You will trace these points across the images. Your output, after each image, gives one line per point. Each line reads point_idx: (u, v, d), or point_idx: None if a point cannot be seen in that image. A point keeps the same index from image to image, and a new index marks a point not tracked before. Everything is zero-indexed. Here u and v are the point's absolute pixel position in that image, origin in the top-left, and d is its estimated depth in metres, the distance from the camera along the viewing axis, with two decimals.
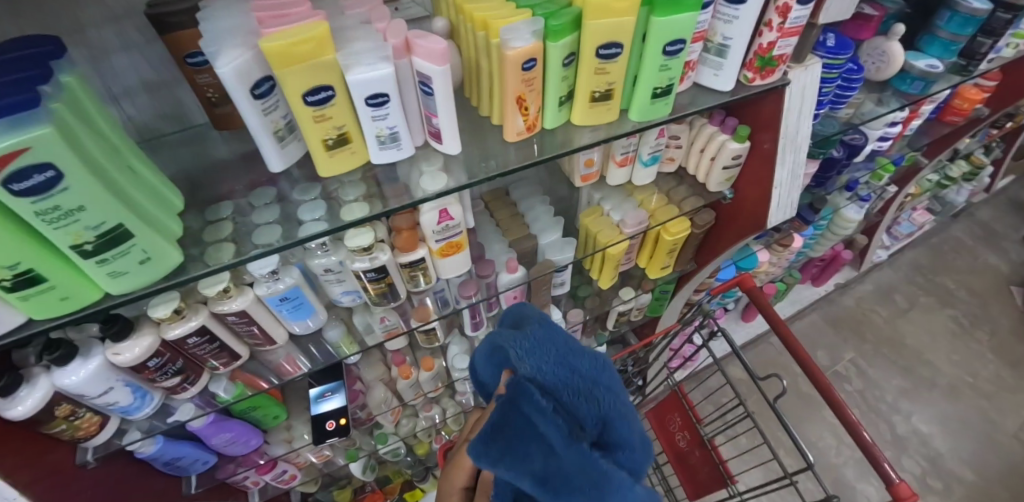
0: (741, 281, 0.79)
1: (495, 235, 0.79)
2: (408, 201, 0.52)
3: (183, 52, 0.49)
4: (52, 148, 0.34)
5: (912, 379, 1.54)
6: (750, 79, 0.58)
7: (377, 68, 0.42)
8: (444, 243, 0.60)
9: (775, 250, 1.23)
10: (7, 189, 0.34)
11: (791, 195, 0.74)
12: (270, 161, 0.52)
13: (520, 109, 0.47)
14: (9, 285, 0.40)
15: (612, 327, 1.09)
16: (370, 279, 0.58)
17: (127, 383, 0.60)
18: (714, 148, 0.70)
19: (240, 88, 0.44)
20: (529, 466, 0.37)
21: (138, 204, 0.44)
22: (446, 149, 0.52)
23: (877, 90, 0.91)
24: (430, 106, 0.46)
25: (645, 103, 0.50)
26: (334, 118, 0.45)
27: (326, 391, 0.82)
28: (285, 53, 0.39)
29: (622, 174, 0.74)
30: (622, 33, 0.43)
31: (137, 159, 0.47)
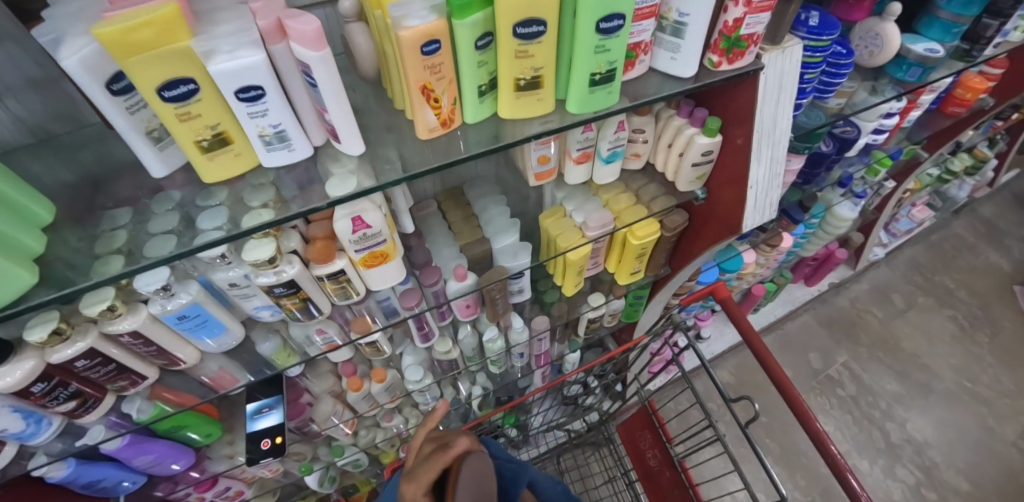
0: (715, 291, 0.71)
1: (445, 239, 0.73)
2: (310, 207, 0.45)
3: None
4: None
5: (907, 384, 1.47)
6: (715, 63, 0.51)
7: (242, 56, 0.35)
8: (366, 253, 0.53)
9: (762, 250, 1.16)
10: None
11: (770, 196, 0.66)
12: (148, 165, 0.45)
13: (429, 101, 0.40)
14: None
15: (584, 333, 1.02)
16: (280, 294, 0.52)
17: (15, 409, 0.53)
18: (682, 143, 0.63)
19: (92, 84, 0.37)
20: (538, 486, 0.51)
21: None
22: (348, 149, 0.45)
23: (870, 77, 0.82)
24: (318, 100, 0.40)
25: (583, 92, 0.43)
26: (204, 116, 0.39)
27: (263, 407, 0.75)
28: (122, 40, 0.32)
29: (581, 172, 0.66)
30: (543, 7, 0.36)
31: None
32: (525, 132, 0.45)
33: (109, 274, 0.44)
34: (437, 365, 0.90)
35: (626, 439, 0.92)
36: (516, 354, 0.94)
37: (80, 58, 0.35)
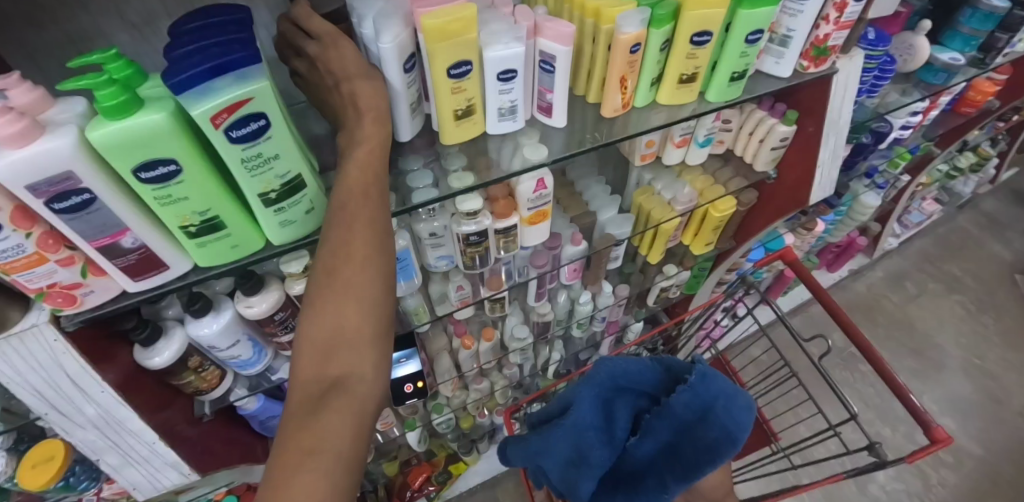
0: (783, 255, 0.87)
1: (558, 212, 0.87)
2: (512, 171, 0.58)
3: None
4: (263, 101, 0.40)
5: (922, 360, 1.62)
6: (805, 67, 0.66)
7: (512, 47, 0.48)
8: (534, 212, 0.66)
9: (799, 234, 1.30)
10: (229, 135, 0.40)
11: (831, 173, 0.81)
12: (399, 131, 0.56)
13: (620, 88, 0.54)
14: (195, 230, 0.47)
15: (650, 304, 1.16)
16: (470, 242, 0.64)
17: (249, 338, 0.66)
18: (764, 131, 0.78)
19: (389, 62, 0.49)
20: (675, 408, 0.58)
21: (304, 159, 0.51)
22: (552, 123, 0.58)
23: (902, 80, 0.97)
24: (547, 83, 0.52)
25: (723, 85, 0.57)
26: (467, 90, 0.51)
27: (402, 357, 0.86)
28: (439, 30, 0.45)
29: (678, 155, 0.81)
30: (713, 23, 0.51)
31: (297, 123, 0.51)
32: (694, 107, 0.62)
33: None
34: (532, 327, 1.03)
35: None
36: (598, 319, 1.08)
37: (395, 43, 0.46)
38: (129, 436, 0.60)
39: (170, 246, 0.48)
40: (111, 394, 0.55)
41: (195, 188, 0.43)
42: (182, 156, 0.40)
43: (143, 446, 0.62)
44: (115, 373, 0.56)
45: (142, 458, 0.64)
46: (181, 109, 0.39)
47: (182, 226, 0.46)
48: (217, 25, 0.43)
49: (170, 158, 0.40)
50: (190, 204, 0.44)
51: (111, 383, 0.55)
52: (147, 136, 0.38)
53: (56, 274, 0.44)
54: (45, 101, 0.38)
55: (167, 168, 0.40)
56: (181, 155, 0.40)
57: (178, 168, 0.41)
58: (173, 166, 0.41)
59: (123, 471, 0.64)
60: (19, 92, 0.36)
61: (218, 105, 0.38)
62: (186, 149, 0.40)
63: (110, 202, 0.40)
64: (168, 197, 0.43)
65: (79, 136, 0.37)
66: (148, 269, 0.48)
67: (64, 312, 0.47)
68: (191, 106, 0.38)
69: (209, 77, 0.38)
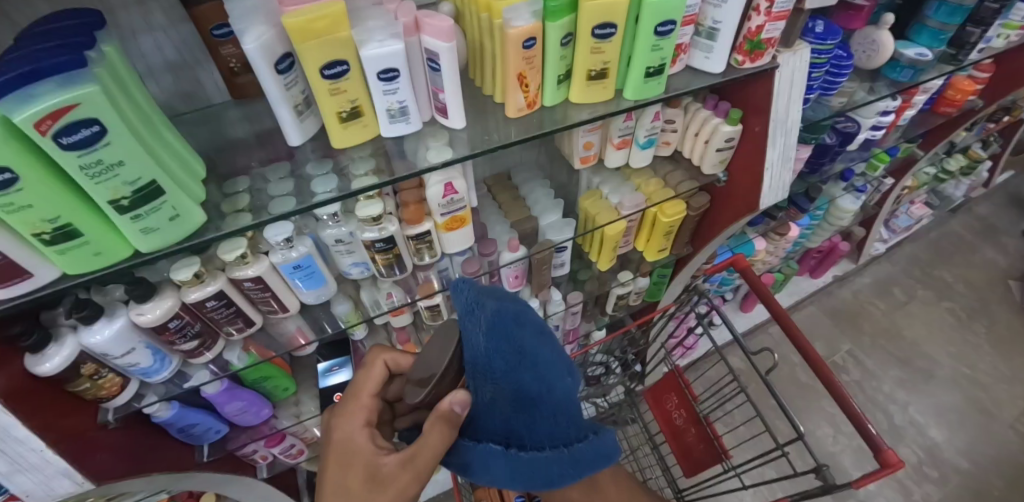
0: (735, 262, 0.81)
1: (497, 217, 0.82)
2: (414, 171, 0.54)
3: (207, 26, 0.54)
4: (95, 105, 0.37)
5: (909, 369, 1.56)
6: (740, 62, 0.61)
7: (389, 44, 0.44)
8: (449, 217, 0.62)
9: (772, 239, 1.25)
10: (59, 142, 0.37)
11: (783, 177, 0.76)
12: (288, 134, 0.53)
13: (521, 86, 0.50)
14: (49, 238, 0.43)
15: (610, 311, 1.12)
16: (378, 249, 0.61)
17: (148, 345, 0.63)
18: (708, 131, 0.74)
19: (265, 65, 0.46)
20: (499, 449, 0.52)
21: (167, 162, 0.48)
22: (452, 124, 0.54)
23: (869, 78, 0.92)
24: (437, 82, 0.48)
25: (639, 82, 0.53)
26: (348, 91, 0.47)
27: (334, 365, 0.85)
28: (304, 29, 0.41)
29: (620, 157, 0.77)
30: (617, 14, 0.46)
31: (160, 122, 0.49)
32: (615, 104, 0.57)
33: (239, 227, 0.53)
34: None
35: (653, 402, 0.98)
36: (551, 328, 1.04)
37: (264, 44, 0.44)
38: (16, 444, 0.54)
39: (24, 257, 0.44)
40: None
41: (36, 197, 0.40)
42: (13, 164, 0.37)
43: (32, 455, 0.55)
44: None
45: (34, 466, 0.57)
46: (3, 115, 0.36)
47: (34, 234, 0.42)
48: (56, 31, 0.41)
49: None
50: (36, 213, 0.40)
51: None
52: None
53: None
54: None
55: None
56: (11, 163, 0.37)
57: (14, 177, 0.38)
58: (6, 175, 0.37)
59: (12, 479, 0.57)
60: None
61: (38, 112, 0.35)
62: (16, 156, 0.37)
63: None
64: (9, 207, 0.39)
65: None
66: (8, 278, 0.44)
67: None
68: (8, 112, 0.35)
69: (26, 82, 0.35)
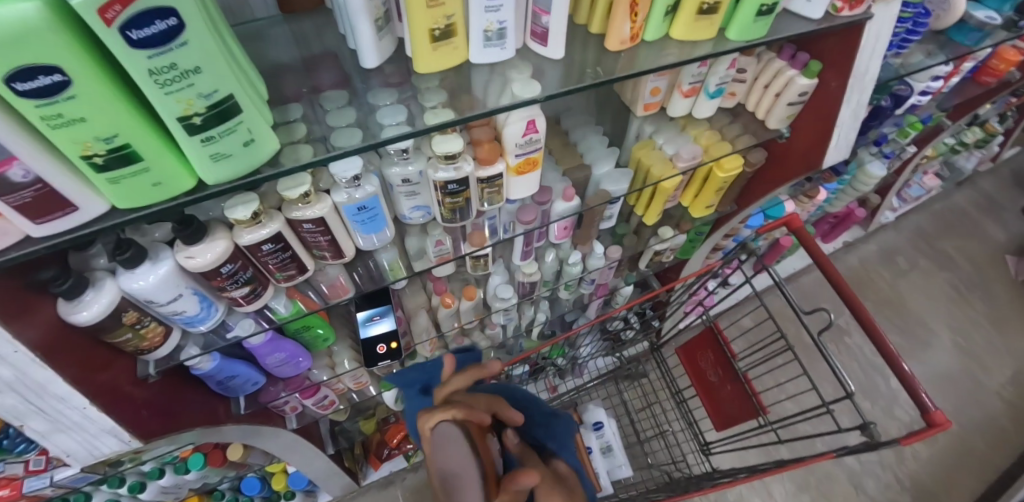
0: (790, 221, 0.82)
1: (550, 164, 0.79)
2: (495, 106, 0.50)
3: None
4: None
5: (907, 336, 1.62)
6: (837, 10, 0.58)
7: None
8: (523, 159, 0.59)
9: (801, 202, 1.24)
10: (128, 36, 0.30)
11: (850, 136, 0.75)
12: (366, 54, 0.48)
13: (630, 14, 0.46)
14: (102, 163, 0.36)
15: (642, 268, 1.11)
16: (449, 192, 0.57)
17: (194, 292, 0.58)
18: (782, 83, 0.71)
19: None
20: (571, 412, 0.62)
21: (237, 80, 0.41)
22: (548, 55, 0.50)
23: (930, 37, 0.89)
24: (543, 3, 0.44)
25: (747, 21, 0.50)
26: (447, 5, 0.41)
27: (376, 314, 0.81)
28: None
29: (684, 106, 0.74)
30: None
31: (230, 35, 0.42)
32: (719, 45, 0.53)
33: (305, 163, 0.48)
34: (518, 287, 0.97)
35: (687, 360, 1.02)
36: (586, 281, 1.03)
37: None
38: (56, 401, 0.51)
39: (71, 187, 0.37)
40: (27, 354, 0.45)
41: (93, 106, 0.33)
42: (72, 61, 0.30)
43: (73, 412, 0.53)
44: (35, 330, 0.47)
45: (75, 424, 0.55)
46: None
47: (84, 157, 0.35)
48: None
49: (53, 64, 0.30)
50: (92, 128, 0.34)
51: (32, 340, 0.46)
52: (7, 33, 0.27)
53: None
54: None
55: (47, 78, 0.30)
56: (63, 58, 0.30)
57: (66, 79, 0.31)
58: (58, 76, 0.30)
59: (51, 438, 0.56)
60: None
61: None
62: (73, 49, 0.30)
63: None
64: (58, 118, 0.32)
65: None
66: (50, 211, 0.38)
67: None
68: None
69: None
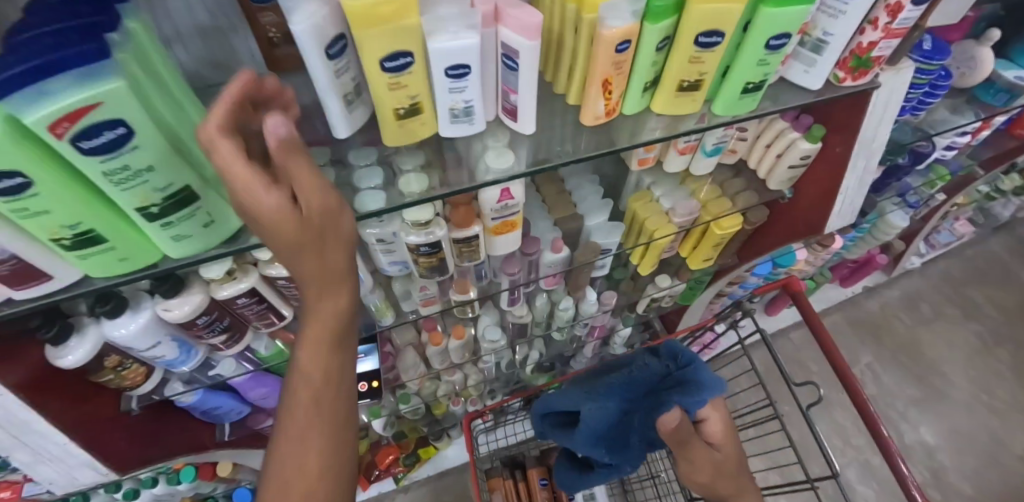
0: (787, 284, 0.80)
1: (541, 213, 0.77)
2: (473, 183, 0.50)
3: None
4: (121, 106, 0.29)
5: (926, 389, 1.53)
6: (840, 79, 0.54)
7: (464, 38, 0.38)
8: (500, 222, 0.58)
9: (814, 249, 1.18)
10: (78, 147, 0.30)
11: (854, 203, 0.73)
12: (336, 127, 0.46)
13: (604, 93, 0.45)
14: (69, 244, 0.37)
15: (640, 311, 1.09)
16: (423, 253, 0.56)
17: (175, 338, 0.58)
18: (783, 144, 0.68)
19: (314, 48, 0.37)
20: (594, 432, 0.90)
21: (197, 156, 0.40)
22: (519, 128, 0.48)
23: (956, 94, 0.83)
24: (511, 82, 0.43)
25: (734, 97, 0.49)
26: (410, 86, 0.41)
27: (359, 352, 0.81)
28: (367, 13, 0.34)
29: (681, 162, 0.72)
30: (727, 22, 0.40)
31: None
32: (703, 122, 0.52)
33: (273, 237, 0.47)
34: (509, 328, 0.96)
35: None
36: (580, 324, 1.02)
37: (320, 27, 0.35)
38: (38, 436, 0.53)
39: (41, 256, 0.38)
40: (11, 398, 0.47)
41: (57, 202, 0.33)
42: (29, 168, 0.30)
43: (54, 447, 0.55)
44: (15, 372, 0.47)
45: (56, 457, 0.57)
46: (5, 112, 0.28)
47: (53, 240, 0.36)
48: (63, 2, 0.31)
49: (13, 170, 0.29)
50: (54, 218, 0.34)
51: (13, 380, 0.47)
52: None
53: None
54: None
55: (8, 181, 0.30)
56: (24, 166, 0.30)
57: (28, 181, 0.30)
58: (19, 180, 0.30)
59: (35, 468, 0.57)
60: None
61: (50, 115, 0.27)
62: (30, 159, 0.30)
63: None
64: (22, 212, 0.32)
65: None
66: (23, 282, 0.39)
67: None
68: (19, 114, 0.27)
69: (37, 78, 0.27)
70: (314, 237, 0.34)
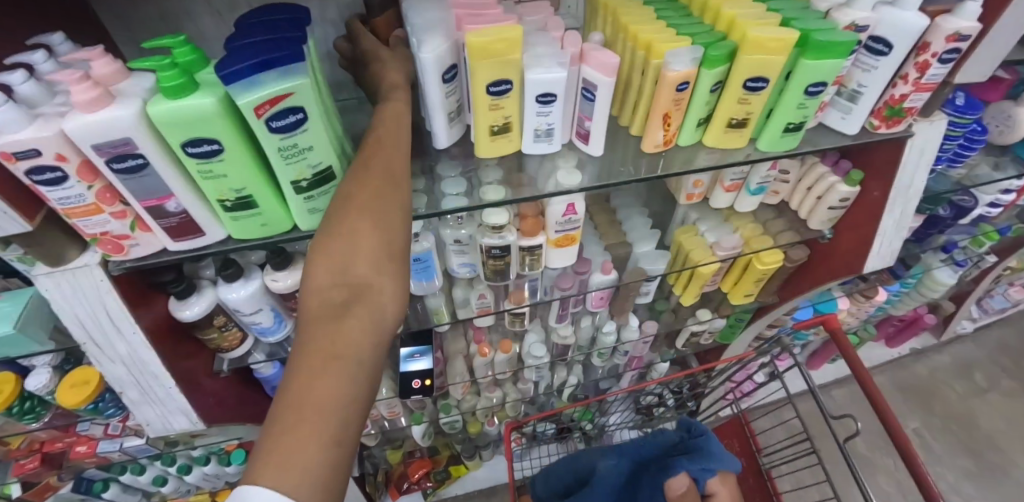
0: (826, 321, 0.83)
1: (593, 238, 0.84)
2: (542, 192, 0.58)
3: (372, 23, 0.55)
4: (306, 97, 0.37)
5: (981, 463, 1.44)
6: (875, 126, 0.61)
7: (554, 71, 0.47)
8: (562, 235, 0.66)
9: (856, 299, 1.19)
10: (270, 126, 0.38)
11: (893, 247, 0.76)
12: (437, 137, 0.56)
13: (663, 124, 0.54)
14: (230, 206, 0.44)
15: (679, 347, 1.13)
16: (494, 255, 0.65)
17: (272, 308, 0.66)
18: (823, 188, 0.74)
19: (434, 74, 0.48)
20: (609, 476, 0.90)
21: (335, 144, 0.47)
22: (589, 150, 0.58)
23: (996, 153, 0.87)
24: (587, 110, 0.52)
25: (776, 135, 0.56)
26: (505, 108, 0.51)
27: (416, 352, 0.86)
28: (484, 51, 0.44)
29: (727, 199, 0.78)
30: (771, 71, 0.48)
31: (333, 108, 0.50)
32: (749, 157, 0.59)
33: None
34: (552, 347, 1.02)
35: None
36: (619, 351, 1.06)
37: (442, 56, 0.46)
38: (152, 379, 0.59)
39: (205, 217, 0.45)
40: (142, 338, 0.53)
41: (235, 169, 0.40)
42: (226, 137, 0.38)
43: (161, 389, 0.61)
44: (149, 317, 0.55)
45: (160, 399, 0.62)
46: (224, 93, 0.36)
47: (218, 200, 0.43)
48: (272, 22, 0.39)
49: (214, 137, 0.37)
50: (228, 182, 0.41)
51: (147, 323, 0.54)
52: (195, 118, 0.35)
53: (110, 224, 0.42)
54: (122, 71, 0.37)
55: (209, 146, 0.38)
56: (222, 135, 0.37)
57: (221, 147, 0.38)
58: (216, 145, 0.38)
59: (138, 408, 0.63)
60: (99, 63, 0.36)
61: (261, 97, 0.35)
62: (230, 131, 0.37)
63: (161, 170, 0.39)
64: (208, 173, 0.40)
65: (143, 107, 0.35)
66: (183, 234, 0.45)
67: (113, 256, 0.46)
68: (236, 96, 0.35)
69: (256, 71, 0.35)
70: (390, 167, 0.39)
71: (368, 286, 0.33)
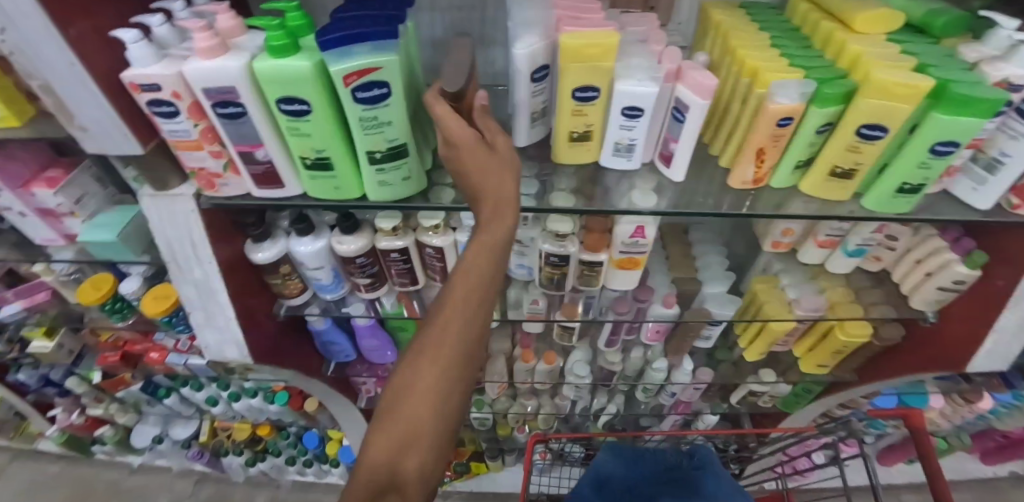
0: (909, 415, 0.72)
1: (662, 268, 0.80)
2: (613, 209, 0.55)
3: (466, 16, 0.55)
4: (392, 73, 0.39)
5: None
6: (1015, 205, 0.52)
7: (646, 85, 0.45)
8: (625, 257, 0.63)
9: (954, 400, 1.02)
10: (355, 95, 0.40)
11: (1011, 347, 0.66)
12: (518, 135, 0.56)
13: (755, 160, 0.50)
14: (310, 164, 0.47)
15: (733, 402, 1.05)
16: (551, 262, 0.64)
17: (333, 268, 0.70)
18: (936, 263, 0.64)
19: (524, 72, 0.48)
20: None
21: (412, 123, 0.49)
22: (670, 175, 0.55)
23: None
24: (675, 132, 0.50)
25: (887, 194, 0.50)
26: (588, 116, 0.49)
27: None
28: (577, 54, 0.44)
29: (818, 255, 0.71)
30: (893, 119, 0.43)
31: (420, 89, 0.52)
32: (850, 211, 0.53)
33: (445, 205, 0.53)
34: (596, 370, 0.98)
35: None
36: (666, 391, 1.00)
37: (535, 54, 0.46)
38: (218, 307, 0.65)
39: (286, 170, 0.48)
40: (215, 268, 0.59)
41: (319, 131, 0.43)
42: (315, 100, 0.40)
43: (223, 319, 0.67)
44: (226, 252, 0.60)
45: (221, 327, 0.69)
46: (320, 59, 0.38)
47: (301, 157, 0.46)
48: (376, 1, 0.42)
49: (305, 99, 0.40)
50: (311, 142, 0.44)
51: (224, 257, 0.60)
52: (291, 77, 0.38)
53: (207, 161, 0.47)
54: (242, 28, 0.41)
55: (299, 105, 0.41)
56: (312, 98, 0.40)
57: (309, 109, 0.41)
58: (305, 106, 0.41)
59: (202, 331, 0.70)
60: (224, 18, 0.40)
61: (352, 67, 0.37)
62: (320, 95, 0.40)
63: (256, 120, 0.42)
64: (296, 130, 0.43)
65: (250, 62, 0.39)
66: (265, 183, 0.49)
67: (205, 191, 0.51)
68: (329, 63, 0.37)
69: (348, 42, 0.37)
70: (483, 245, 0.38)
71: (448, 407, 0.35)
